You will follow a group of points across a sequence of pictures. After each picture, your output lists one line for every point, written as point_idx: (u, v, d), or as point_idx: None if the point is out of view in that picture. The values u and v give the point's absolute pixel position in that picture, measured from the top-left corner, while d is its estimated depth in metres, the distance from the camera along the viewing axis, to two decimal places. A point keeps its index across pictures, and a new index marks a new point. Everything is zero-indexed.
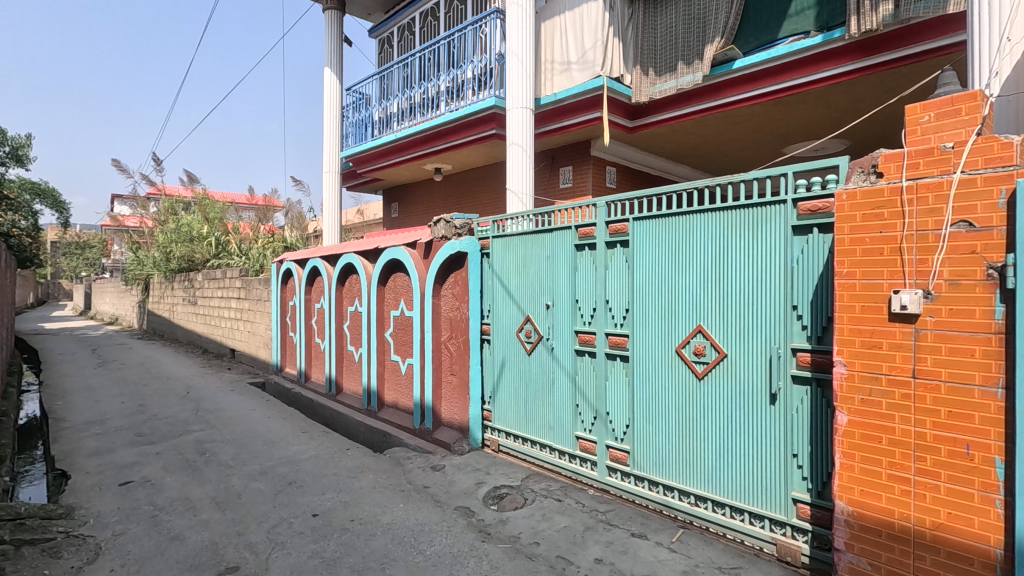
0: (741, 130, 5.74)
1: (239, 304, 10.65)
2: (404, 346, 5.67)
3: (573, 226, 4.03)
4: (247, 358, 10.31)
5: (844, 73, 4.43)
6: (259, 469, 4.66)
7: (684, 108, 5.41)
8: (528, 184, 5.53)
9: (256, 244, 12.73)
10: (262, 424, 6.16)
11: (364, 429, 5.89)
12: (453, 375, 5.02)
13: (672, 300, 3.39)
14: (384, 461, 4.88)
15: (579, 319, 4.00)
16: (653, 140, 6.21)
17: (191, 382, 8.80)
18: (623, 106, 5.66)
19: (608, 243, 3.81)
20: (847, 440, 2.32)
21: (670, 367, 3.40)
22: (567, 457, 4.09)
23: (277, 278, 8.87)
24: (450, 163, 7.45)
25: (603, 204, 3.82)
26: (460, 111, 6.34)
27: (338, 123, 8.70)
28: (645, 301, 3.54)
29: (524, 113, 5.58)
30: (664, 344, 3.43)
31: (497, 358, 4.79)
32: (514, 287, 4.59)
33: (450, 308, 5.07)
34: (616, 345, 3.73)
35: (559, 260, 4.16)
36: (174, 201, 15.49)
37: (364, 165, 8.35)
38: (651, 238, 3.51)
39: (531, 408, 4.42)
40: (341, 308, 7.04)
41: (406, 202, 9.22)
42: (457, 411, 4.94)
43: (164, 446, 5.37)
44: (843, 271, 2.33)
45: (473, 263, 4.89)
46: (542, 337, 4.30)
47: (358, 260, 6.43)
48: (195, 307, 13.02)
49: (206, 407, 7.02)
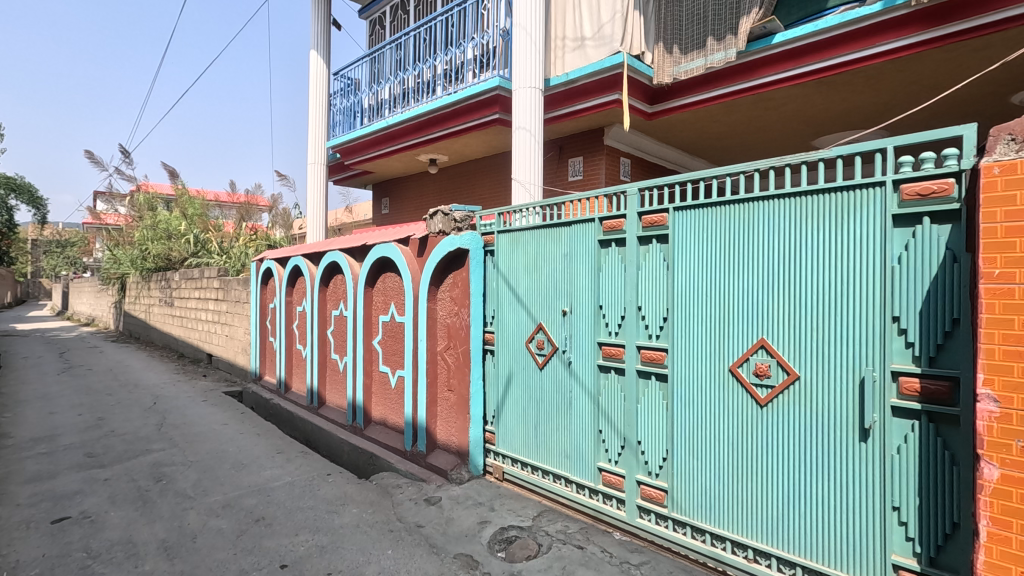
0: (773, 118, 5.15)
1: (217, 306, 9.91)
2: (395, 356, 5.02)
3: (596, 217, 3.40)
4: (224, 364, 9.56)
5: (905, 47, 3.86)
6: (222, 502, 3.98)
7: (712, 90, 4.81)
8: (536, 174, 4.91)
9: (238, 242, 12.00)
10: (233, 442, 5.47)
11: (349, 449, 5.24)
12: (451, 391, 4.38)
13: (724, 308, 2.78)
14: (369, 490, 4.22)
15: (603, 329, 3.37)
16: (672, 130, 5.61)
17: (160, 391, 8.05)
18: (643, 88, 5.06)
19: (640, 239, 3.18)
20: (999, 502, 1.75)
21: (721, 389, 2.79)
22: (587, 492, 3.46)
23: (257, 278, 8.18)
24: (447, 153, 6.82)
25: (635, 190, 3.18)
26: (459, 94, 5.69)
27: (325, 110, 8.03)
28: (691, 308, 2.92)
29: (532, 93, 4.95)
30: (713, 361, 2.82)
31: (502, 372, 4.15)
32: (524, 291, 3.95)
33: (447, 313, 4.43)
34: (650, 361, 3.10)
35: (579, 258, 3.53)
36: (152, 197, 14.66)
37: (351, 156, 7.68)
38: (697, 233, 2.90)
39: (542, 431, 3.79)
40: (325, 312, 6.36)
41: (398, 197, 8.58)
42: (456, 432, 4.29)
43: (115, 470, 4.66)
44: (993, 273, 1.77)
45: (475, 262, 4.25)
46: (557, 348, 3.67)
47: (344, 258, 5.77)
48: (172, 308, 12.24)
49: (173, 421, 6.29)
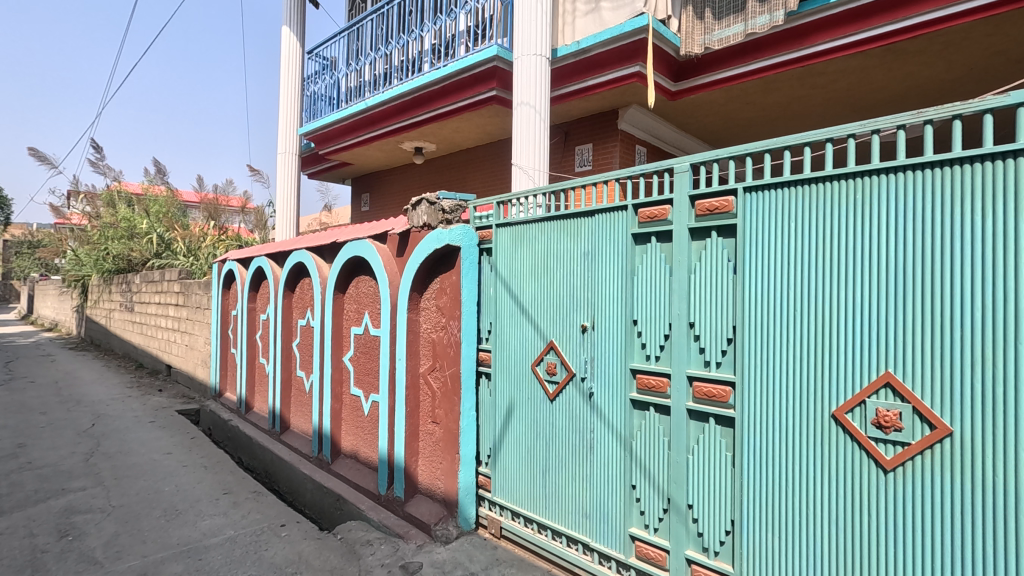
0: (818, 99, 4.41)
1: (177, 312, 8.93)
2: (368, 377, 4.16)
3: (630, 204, 2.57)
4: (183, 377, 8.57)
5: (1005, 2, 3.13)
6: (137, 570, 3.08)
7: (751, 62, 4.04)
8: (542, 158, 4.10)
9: (205, 242, 11.05)
10: (173, 478, 4.54)
11: (313, 488, 4.36)
12: (436, 424, 3.53)
13: (823, 327, 1.98)
14: (331, 549, 3.33)
15: (638, 352, 2.56)
16: (696, 114, 4.87)
17: (103, 409, 7.04)
18: (668, 60, 4.29)
19: (693, 232, 2.37)
20: None
21: (817, 443, 1.98)
22: (614, 565, 2.62)
23: (218, 280, 7.25)
24: (435, 140, 5.99)
25: (686, 166, 2.39)
26: (449, 67, 4.87)
27: (297, 94, 7.15)
28: (769, 327, 2.12)
29: (537, 62, 4.14)
30: (803, 401, 2.02)
31: (500, 402, 3.29)
32: (529, 299, 3.12)
33: (432, 327, 3.60)
34: (705, 398, 2.29)
35: (604, 258, 2.71)
36: (114, 194, 13.64)
37: (325, 145, 6.80)
38: (782, 221, 2.10)
39: (554, 481, 2.95)
40: (291, 321, 5.48)
41: (379, 193, 7.73)
42: (442, 475, 3.46)
43: (13, 519, 3.73)
44: None
45: (468, 263, 3.41)
46: (573, 374, 2.84)
47: (310, 258, 4.90)
48: (132, 313, 11.20)
49: (106, 449, 5.34)
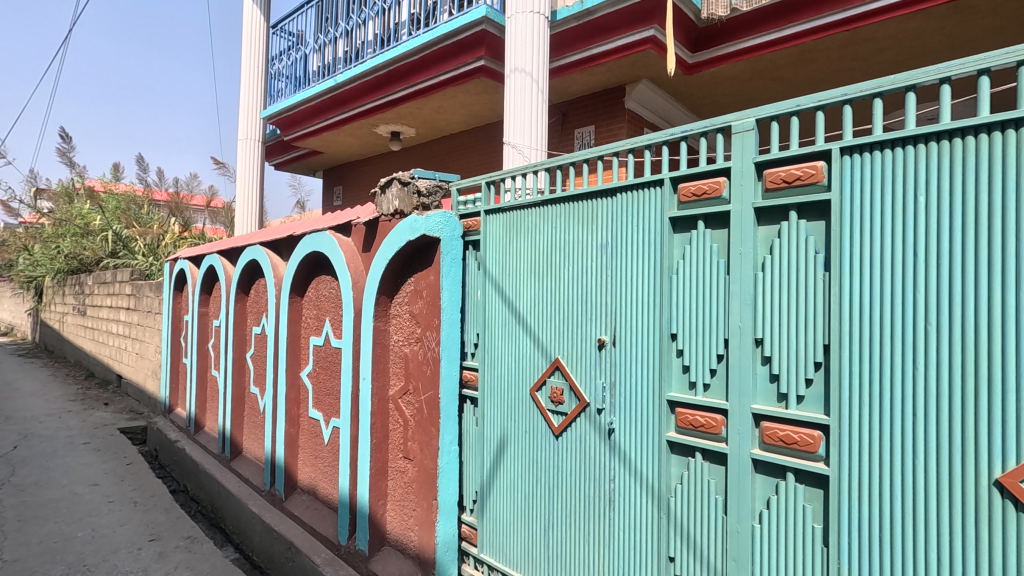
0: (854, 73, 3.85)
1: (129, 317, 8.06)
2: (328, 397, 3.45)
3: (667, 176, 1.90)
4: (133, 390, 7.70)
5: None
6: None
7: (786, 27, 3.43)
8: (538, 135, 3.43)
9: (165, 240, 10.15)
10: (92, 519, 3.77)
11: (261, 530, 3.63)
12: (409, 459, 2.85)
13: (979, 345, 1.32)
14: None
15: (679, 378, 1.89)
16: (713, 91, 4.25)
17: (32, 429, 6.15)
18: (687, 25, 3.66)
19: (761, 214, 1.71)
20: None
21: (967, 519, 1.33)
22: None
23: (170, 281, 6.45)
24: (414, 123, 5.32)
25: (750, 123, 1.73)
26: (430, 34, 4.18)
27: (261, 74, 6.40)
28: (885, 346, 1.46)
29: (535, 20, 3.47)
30: (943, 455, 1.36)
31: (489, 433, 2.60)
32: (526, 306, 2.44)
33: (405, 339, 2.92)
34: (780, 445, 1.63)
35: (629, 251, 2.05)
36: (70, 189, 12.63)
37: (290, 130, 6.04)
38: (909, 191, 1.43)
39: (560, 541, 2.26)
40: (245, 328, 4.73)
41: (354, 186, 7.03)
42: (415, 525, 2.77)
43: None
44: None
45: (450, 259, 2.72)
46: (585, 403, 2.16)
47: (265, 255, 4.17)
48: (84, 318, 10.24)
49: (20, 480, 4.51)
